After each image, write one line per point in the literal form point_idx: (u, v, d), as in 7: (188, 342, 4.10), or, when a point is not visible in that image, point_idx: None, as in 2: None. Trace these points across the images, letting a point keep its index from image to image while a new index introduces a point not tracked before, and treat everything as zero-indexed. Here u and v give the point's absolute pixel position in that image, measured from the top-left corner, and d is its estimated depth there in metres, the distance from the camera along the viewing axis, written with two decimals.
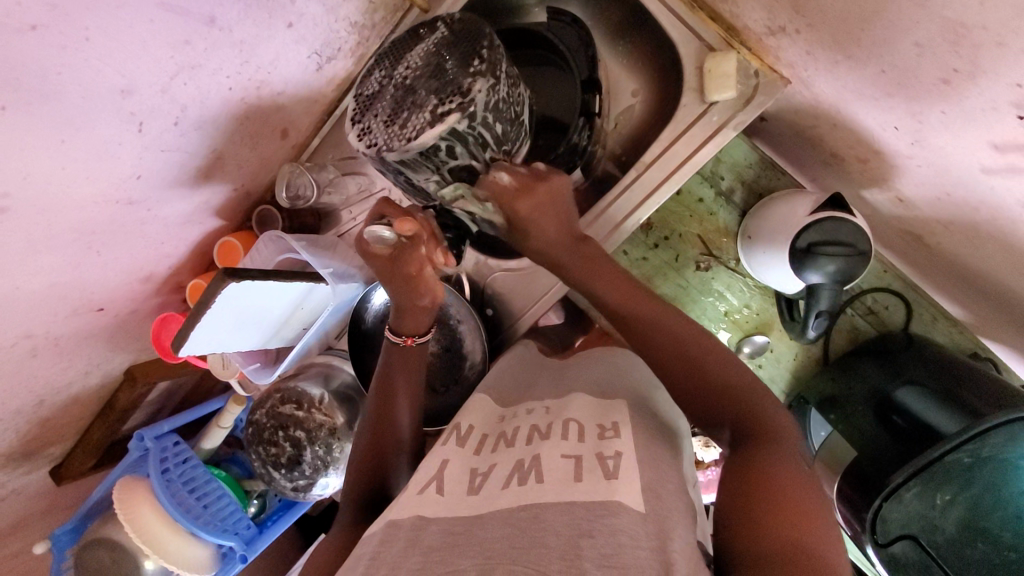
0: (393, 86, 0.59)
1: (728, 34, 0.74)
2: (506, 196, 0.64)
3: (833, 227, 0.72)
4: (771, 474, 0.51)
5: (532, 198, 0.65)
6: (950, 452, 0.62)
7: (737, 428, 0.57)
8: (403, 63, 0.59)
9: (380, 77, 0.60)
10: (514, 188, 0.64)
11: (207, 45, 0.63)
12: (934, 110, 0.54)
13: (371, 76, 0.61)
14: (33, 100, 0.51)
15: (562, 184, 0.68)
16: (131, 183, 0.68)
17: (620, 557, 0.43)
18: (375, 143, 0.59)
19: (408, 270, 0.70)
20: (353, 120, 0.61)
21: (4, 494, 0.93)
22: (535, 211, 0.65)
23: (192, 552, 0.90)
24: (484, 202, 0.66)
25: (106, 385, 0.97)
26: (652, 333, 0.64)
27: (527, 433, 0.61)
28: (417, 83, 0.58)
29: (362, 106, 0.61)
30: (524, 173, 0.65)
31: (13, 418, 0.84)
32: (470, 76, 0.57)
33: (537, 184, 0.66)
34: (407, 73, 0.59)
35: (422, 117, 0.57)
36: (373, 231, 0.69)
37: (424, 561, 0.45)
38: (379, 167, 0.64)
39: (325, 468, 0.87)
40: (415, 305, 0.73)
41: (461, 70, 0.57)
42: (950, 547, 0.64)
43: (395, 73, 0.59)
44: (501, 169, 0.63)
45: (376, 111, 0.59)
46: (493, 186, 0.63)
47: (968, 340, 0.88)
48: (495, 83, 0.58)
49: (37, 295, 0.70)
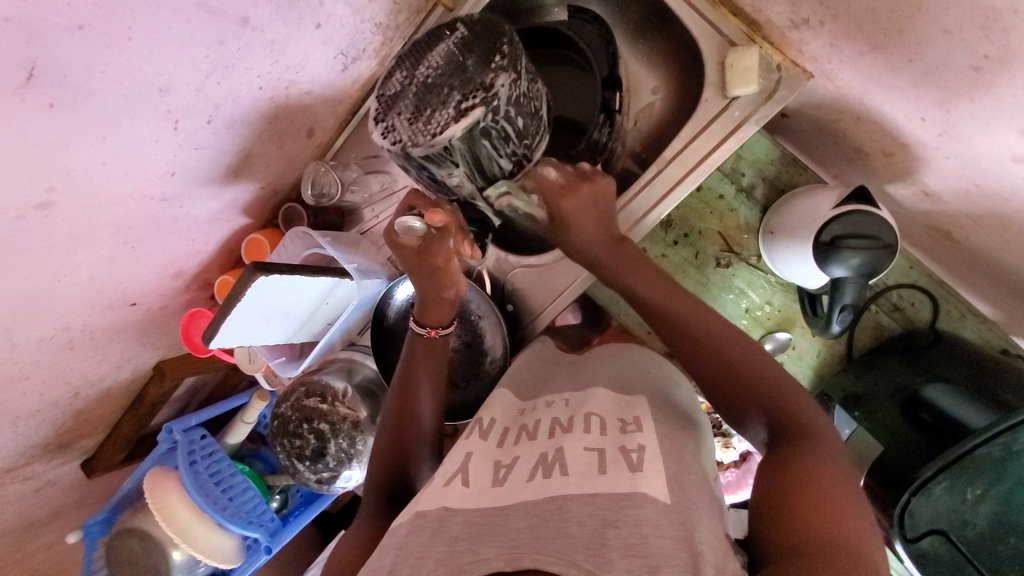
0: (416, 85, 0.60)
1: (750, 29, 0.74)
2: (549, 191, 0.70)
3: (862, 219, 0.71)
4: (804, 469, 0.51)
5: (575, 197, 0.70)
6: (982, 445, 0.61)
7: (772, 425, 0.57)
8: (425, 63, 0.60)
9: (402, 78, 0.61)
10: (559, 185, 0.70)
11: (239, 46, 0.65)
12: (963, 99, 0.54)
13: (391, 76, 0.62)
14: (78, 97, 0.54)
15: (606, 186, 0.72)
16: (166, 179, 0.70)
17: (645, 546, 0.43)
18: (399, 139, 0.61)
19: (433, 260, 0.71)
20: (376, 120, 0.63)
21: (39, 485, 0.96)
22: (579, 209, 0.70)
23: (218, 542, 0.92)
24: (527, 194, 0.73)
25: (137, 380, 1.00)
26: (676, 332, 0.65)
27: (550, 427, 0.62)
28: (439, 81, 0.59)
29: (384, 105, 0.62)
30: (570, 172, 0.71)
31: (49, 409, 0.87)
32: (493, 70, 0.59)
33: (582, 185, 0.70)
34: (428, 73, 0.60)
35: (446, 113, 0.59)
36: (402, 222, 0.71)
37: (449, 551, 0.46)
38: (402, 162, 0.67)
39: (348, 461, 0.88)
40: (437, 293, 0.74)
41: (482, 64, 0.59)
42: (981, 543, 0.63)
43: (417, 73, 0.61)
44: (549, 165, 0.70)
45: (399, 109, 0.61)
46: (540, 181, 0.70)
47: (997, 336, 0.86)
48: (516, 76, 0.60)
49: (76, 288, 0.73)
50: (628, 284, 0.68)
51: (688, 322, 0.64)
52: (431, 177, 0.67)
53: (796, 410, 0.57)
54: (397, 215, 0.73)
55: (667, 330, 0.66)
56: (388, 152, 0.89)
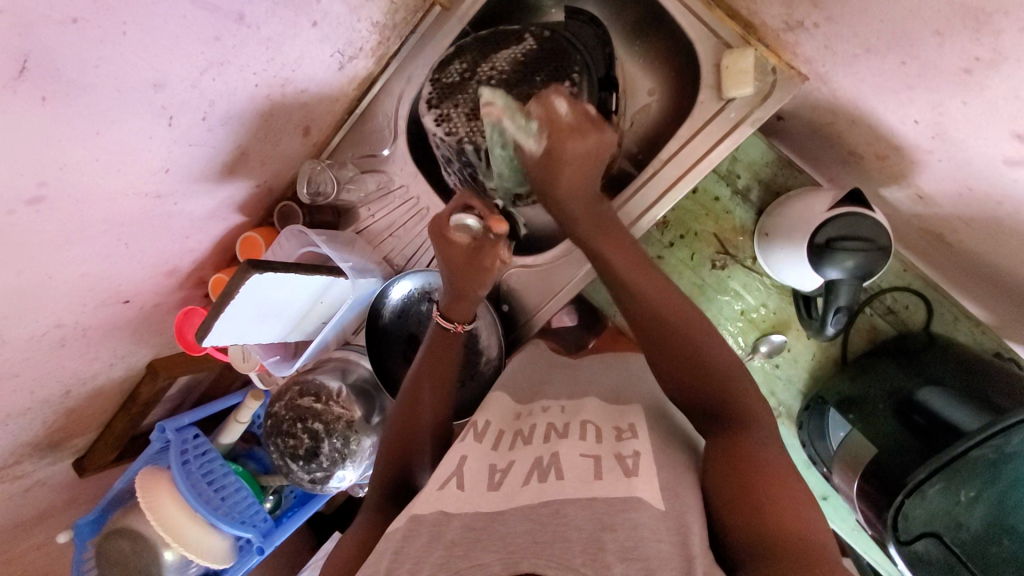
0: (478, 81, 0.76)
1: (746, 31, 0.74)
2: (556, 127, 0.65)
3: (854, 222, 0.71)
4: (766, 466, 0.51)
5: (583, 141, 0.65)
6: (974, 448, 0.61)
7: (719, 419, 0.58)
8: (490, 62, 0.76)
9: (461, 70, 0.77)
10: (568, 123, 0.65)
11: (235, 42, 0.65)
12: (956, 101, 0.54)
13: (450, 66, 0.78)
14: (71, 91, 0.53)
15: (610, 143, 0.68)
16: (161, 176, 0.70)
17: (640, 550, 0.42)
18: (453, 130, 0.76)
19: (483, 263, 0.73)
20: (431, 104, 0.78)
21: (29, 484, 0.96)
22: (579, 154, 0.66)
23: (211, 543, 0.91)
24: (527, 121, 0.65)
25: (128, 378, 0.99)
26: (657, 338, 0.63)
27: (543, 431, 0.62)
28: (504, 86, 0.75)
29: (440, 93, 0.78)
30: (581, 113, 0.66)
31: (41, 407, 0.86)
32: (559, 90, 0.75)
33: (591, 131, 0.66)
34: (492, 72, 0.76)
35: None
36: (459, 220, 0.70)
37: (445, 555, 0.45)
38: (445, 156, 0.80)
39: (342, 461, 0.87)
40: (477, 291, 0.75)
41: (550, 85, 0.75)
42: (975, 545, 0.63)
43: (481, 70, 0.76)
44: (559, 97, 0.65)
45: (455, 101, 0.76)
46: (548, 109, 0.65)
47: (990, 340, 0.86)
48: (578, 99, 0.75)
49: (69, 285, 0.72)
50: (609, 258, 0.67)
51: (680, 330, 0.63)
52: (470, 175, 0.79)
53: (746, 406, 0.58)
54: (449, 209, 0.72)
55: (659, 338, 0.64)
56: (385, 151, 0.89)
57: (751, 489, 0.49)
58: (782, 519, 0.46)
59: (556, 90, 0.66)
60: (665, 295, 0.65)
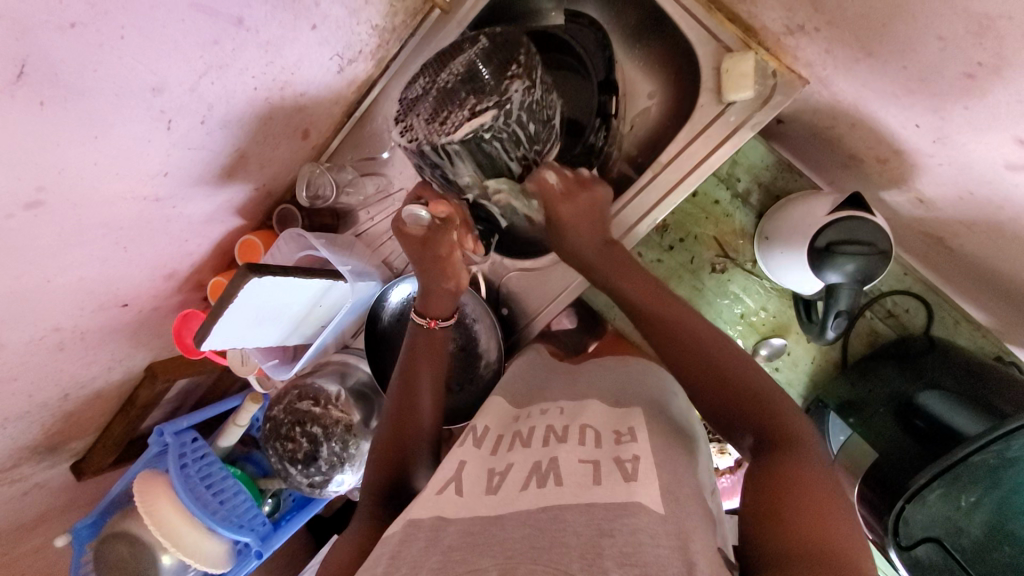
0: (438, 88, 0.64)
1: (746, 35, 0.74)
2: (550, 196, 0.72)
3: (854, 225, 0.71)
4: (792, 476, 0.50)
5: (573, 203, 0.72)
6: (974, 454, 0.61)
7: (759, 436, 0.57)
8: (447, 68, 0.64)
9: (425, 82, 0.65)
10: (559, 191, 0.72)
11: (234, 46, 0.64)
12: (957, 105, 0.54)
13: (415, 81, 0.67)
14: (69, 95, 0.53)
15: (603, 195, 0.75)
16: (159, 179, 0.70)
17: (639, 555, 0.42)
18: (415, 138, 0.65)
19: (441, 252, 0.74)
20: (398, 120, 0.67)
21: (27, 487, 0.95)
22: (575, 216, 0.73)
23: (209, 547, 0.91)
24: (526, 197, 0.75)
25: (127, 382, 0.99)
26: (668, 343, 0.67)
27: (542, 434, 0.62)
28: (457, 87, 0.63)
29: (404, 107, 0.66)
30: (569, 178, 0.73)
31: (38, 411, 0.86)
32: (507, 77, 0.62)
33: (581, 192, 0.73)
34: (449, 78, 0.63)
35: (461, 114, 0.62)
36: (411, 211, 0.73)
37: (443, 560, 0.45)
38: (416, 162, 0.70)
39: (341, 465, 0.87)
40: (439, 284, 0.76)
41: (497, 74, 0.62)
42: (978, 551, 0.63)
43: (439, 77, 0.64)
44: (548, 170, 0.71)
45: (417, 110, 0.65)
46: (541, 184, 0.71)
47: (991, 344, 0.86)
48: (531, 84, 0.63)
49: (67, 288, 0.72)
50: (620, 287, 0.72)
51: (688, 333, 0.66)
52: (443, 176, 0.70)
53: (782, 418, 0.57)
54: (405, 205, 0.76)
55: (663, 337, 0.68)
56: (384, 154, 0.89)
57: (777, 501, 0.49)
58: (806, 530, 0.45)
59: (548, 163, 0.72)
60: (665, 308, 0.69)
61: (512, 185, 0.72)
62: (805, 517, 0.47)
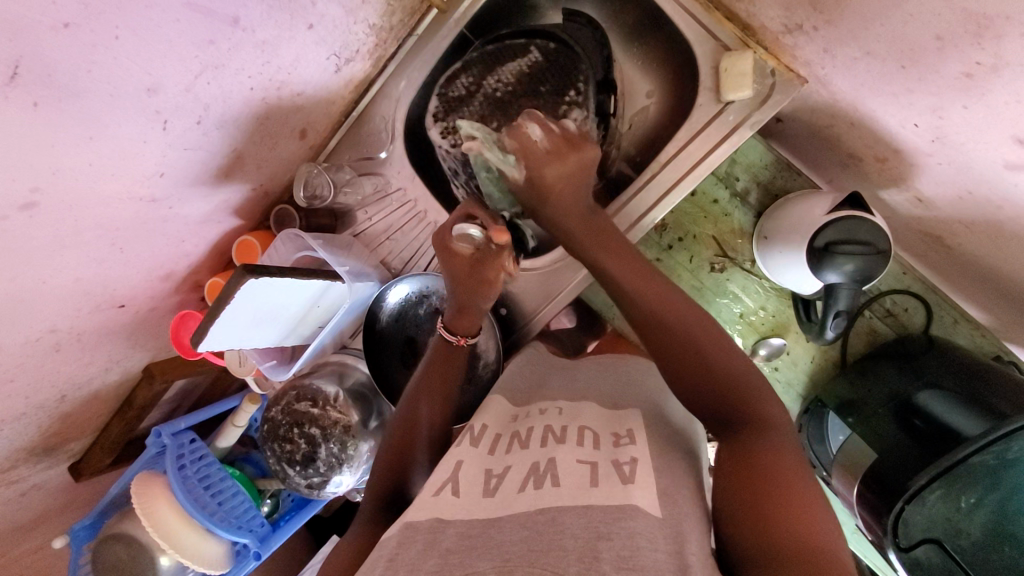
0: (484, 95, 0.83)
1: (744, 34, 0.74)
2: (533, 154, 0.68)
3: (852, 225, 0.71)
4: (772, 466, 0.50)
5: (563, 164, 0.68)
6: (974, 454, 0.61)
7: (739, 424, 0.57)
8: (496, 75, 0.83)
9: (467, 83, 0.84)
10: (545, 150, 0.67)
11: (230, 46, 0.64)
12: (957, 105, 0.54)
13: (456, 79, 0.84)
14: (64, 97, 0.53)
15: (593, 157, 0.70)
16: (155, 180, 0.69)
17: (637, 558, 0.42)
18: (455, 143, 0.84)
19: (486, 274, 0.72)
20: (437, 118, 0.86)
21: (25, 489, 0.95)
22: (562, 178, 0.68)
23: (208, 548, 0.91)
24: (505, 153, 0.71)
25: (124, 382, 0.99)
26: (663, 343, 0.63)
27: (540, 434, 0.61)
28: (510, 99, 0.83)
29: (445, 106, 0.85)
30: (557, 134, 0.68)
31: (35, 412, 0.85)
32: (566, 106, 0.81)
33: (571, 153, 0.68)
34: (497, 85, 0.83)
35: (500, 119, 0.76)
36: (463, 229, 0.70)
37: (440, 563, 0.45)
38: (452, 169, 0.87)
39: (340, 466, 0.86)
40: (476, 303, 0.75)
41: (557, 97, 0.82)
42: (975, 551, 0.63)
43: (486, 83, 0.83)
44: (534, 122, 0.68)
45: (463, 112, 0.84)
46: (521, 138, 0.68)
47: (990, 343, 0.86)
48: (586, 112, 0.81)
49: (63, 290, 0.72)
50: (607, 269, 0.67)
51: (687, 331, 0.62)
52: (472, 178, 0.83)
53: (763, 409, 0.57)
54: (453, 219, 0.72)
55: (658, 333, 0.64)
56: (383, 153, 0.89)
57: (751, 496, 0.48)
58: (788, 520, 0.45)
59: (530, 116, 0.69)
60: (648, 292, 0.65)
61: (484, 134, 0.74)
62: (789, 512, 0.46)
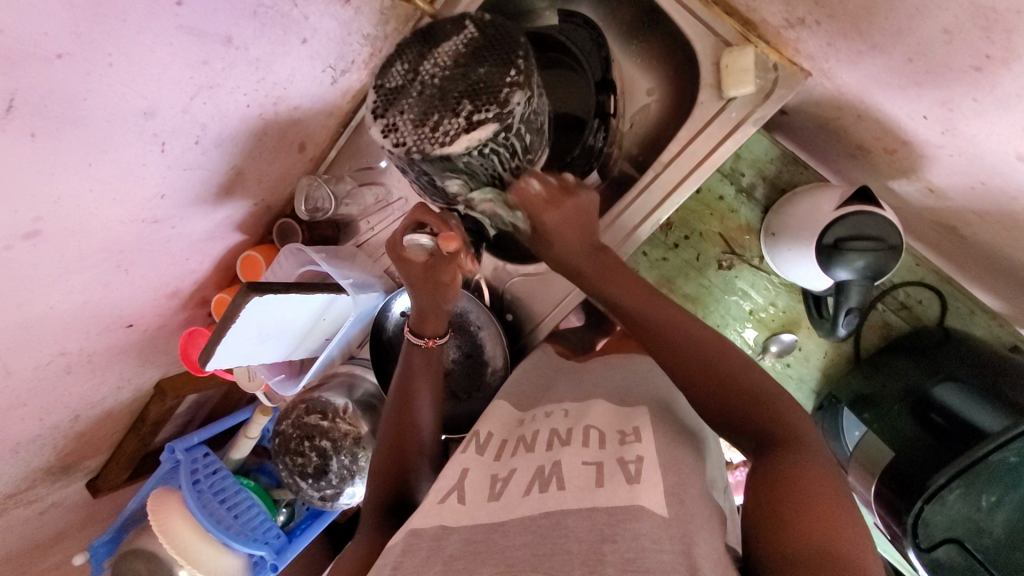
0: (421, 84, 0.60)
1: (744, 28, 0.73)
2: (533, 205, 0.65)
3: (863, 221, 0.69)
4: (797, 475, 0.50)
5: (559, 211, 0.66)
6: (994, 452, 0.60)
7: (760, 437, 0.56)
8: (431, 60, 0.60)
9: (404, 71, 0.61)
10: (543, 198, 0.65)
11: (224, 65, 0.64)
12: (966, 98, 0.52)
13: (392, 67, 0.62)
14: (61, 126, 0.53)
15: (590, 200, 0.68)
16: (156, 202, 0.70)
17: (642, 562, 0.42)
18: (403, 142, 0.59)
19: (442, 278, 0.71)
20: (375, 115, 0.61)
21: (43, 507, 0.96)
22: (562, 224, 0.66)
23: (224, 562, 0.92)
24: (510, 208, 0.67)
25: (138, 399, 1.00)
26: (668, 351, 0.63)
27: (547, 438, 0.61)
28: (449, 85, 0.59)
29: (384, 100, 0.61)
30: (552, 184, 0.66)
31: (50, 434, 0.86)
32: (507, 86, 0.59)
33: (566, 198, 0.66)
34: (435, 71, 0.59)
35: (457, 122, 0.58)
36: (412, 239, 0.69)
37: (445, 570, 0.45)
38: (401, 165, 0.64)
39: (351, 477, 0.87)
40: (442, 305, 0.74)
41: (495, 78, 0.59)
42: (999, 551, 0.62)
43: (422, 69, 0.60)
44: (530, 177, 0.65)
45: (402, 107, 0.60)
46: (523, 193, 0.65)
47: (1007, 333, 0.84)
48: (530, 94, 0.61)
49: (71, 313, 0.72)
50: (609, 292, 0.67)
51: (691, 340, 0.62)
52: (430, 183, 0.65)
53: (785, 416, 0.56)
54: (403, 227, 0.70)
55: (657, 344, 0.64)
56: (383, 163, 0.88)
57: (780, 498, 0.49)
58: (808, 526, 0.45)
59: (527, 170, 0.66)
60: (652, 309, 0.65)
61: (495, 195, 0.66)
62: (810, 516, 0.46)
